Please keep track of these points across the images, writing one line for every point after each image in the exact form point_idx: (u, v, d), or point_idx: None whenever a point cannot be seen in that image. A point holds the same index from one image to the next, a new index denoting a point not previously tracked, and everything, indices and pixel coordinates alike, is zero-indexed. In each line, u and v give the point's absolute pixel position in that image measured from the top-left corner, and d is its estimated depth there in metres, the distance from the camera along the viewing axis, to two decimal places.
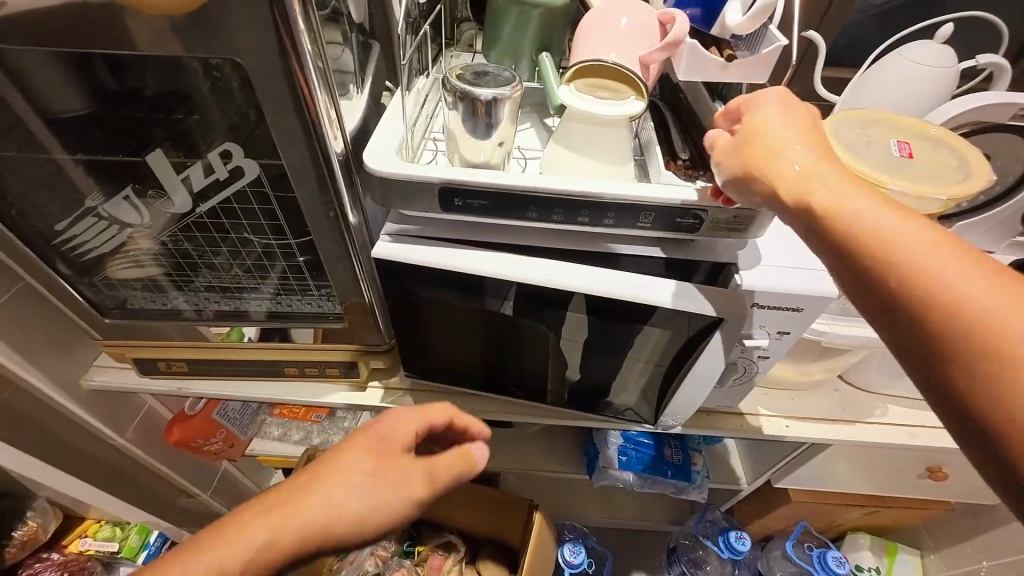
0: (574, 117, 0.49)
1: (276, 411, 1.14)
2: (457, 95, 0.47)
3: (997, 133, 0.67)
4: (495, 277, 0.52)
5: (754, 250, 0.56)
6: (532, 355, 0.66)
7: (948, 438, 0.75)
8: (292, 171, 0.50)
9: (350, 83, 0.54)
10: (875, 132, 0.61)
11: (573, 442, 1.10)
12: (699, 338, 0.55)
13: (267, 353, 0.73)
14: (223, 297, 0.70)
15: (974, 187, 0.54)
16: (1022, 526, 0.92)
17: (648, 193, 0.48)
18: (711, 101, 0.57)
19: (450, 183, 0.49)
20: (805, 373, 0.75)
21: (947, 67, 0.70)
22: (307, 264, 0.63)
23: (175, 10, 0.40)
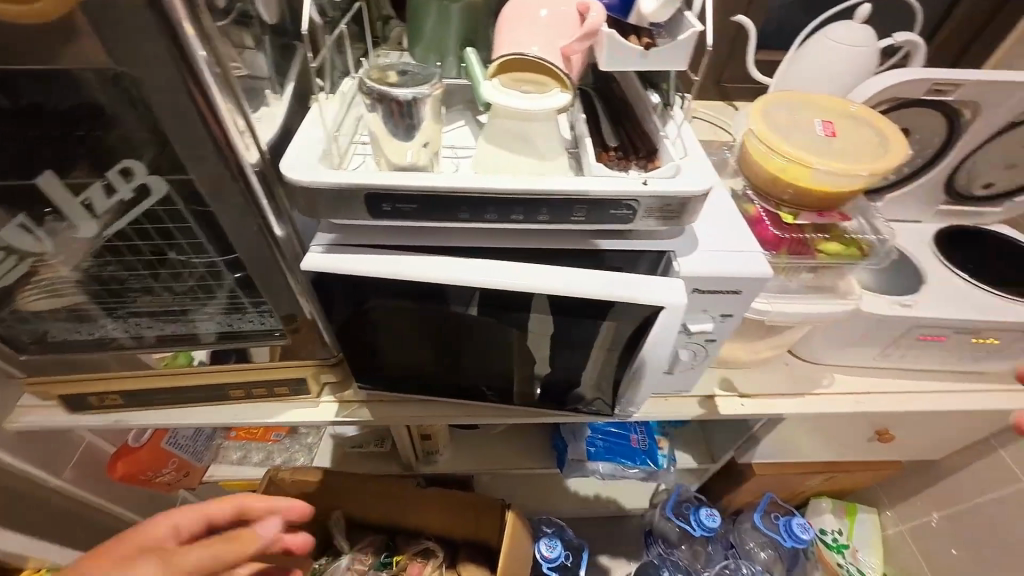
0: (500, 114, 0.48)
1: (232, 434, 1.11)
2: (375, 97, 0.46)
3: (914, 108, 0.69)
4: (432, 280, 0.51)
5: (691, 236, 0.56)
6: (485, 356, 0.65)
7: (892, 402, 0.79)
8: (203, 187, 0.47)
9: (267, 90, 0.51)
10: (801, 113, 0.64)
11: (542, 437, 1.09)
12: (644, 326, 0.54)
13: (210, 377, 0.69)
14: (156, 321, 0.65)
15: (894, 161, 0.56)
16: (963, 476, 0.98)
17: (579, 186, 0.47)
18: (641, 88, 0.58)
19: (375, 188, 0.47)
20: (755, 351, 0.76)
21: (867, 46, 0.73)
22: (240, 282, 0.59)
23: (41, 17, 0.36)
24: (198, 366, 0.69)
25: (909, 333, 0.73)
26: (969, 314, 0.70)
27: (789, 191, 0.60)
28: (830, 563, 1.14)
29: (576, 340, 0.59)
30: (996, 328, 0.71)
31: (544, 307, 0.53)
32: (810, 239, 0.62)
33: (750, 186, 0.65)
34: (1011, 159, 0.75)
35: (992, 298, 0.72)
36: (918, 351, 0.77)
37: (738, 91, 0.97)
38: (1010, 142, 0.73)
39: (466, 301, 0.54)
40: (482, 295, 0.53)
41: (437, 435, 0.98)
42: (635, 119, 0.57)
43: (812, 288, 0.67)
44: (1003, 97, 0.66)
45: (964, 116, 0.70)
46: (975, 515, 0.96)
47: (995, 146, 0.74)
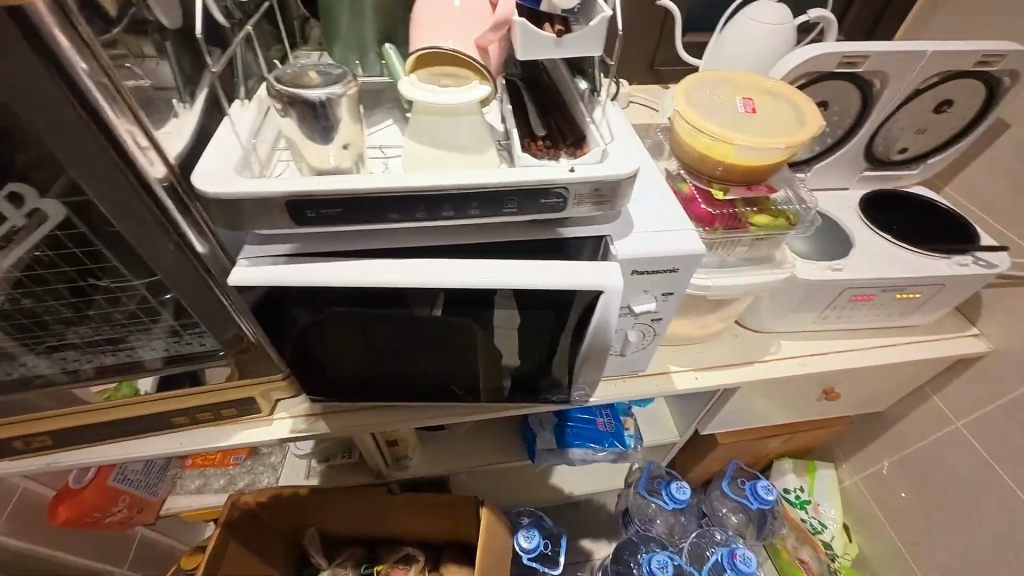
0: (422, 111, 0.48)
1: (189, 462, 1.05)
2: (286, 101, 0.45)
3: (829, 81, 0.72)
4: (367, 284, 0.50)
5: (626, 219, 0.57)
6: (436, 356, 0.64)
7: (834, 361, 0.83)
8: (104, 204, 0.44)
9: (173, 100, 0.48)
10: (722, 92, 0.65)
11: (512, 431, 1.10)
12: (588, 313, 0.55)
13: (151, 406, 0.66)
14: (79, 354, 0.62)
15: (809, 133, 0.59)
16: (906, 424, 1.05)
17: (505, 179, 0.47)
18: (569, 76, 0.58)
19: (296, 195, 0.45)
20: (704, 325, 0.79)
21: (784, 23, 0.75)
22: (168, 304, 0.56)
23: None
24: (149, 395, 0.66)
25: (843, 294, 0.76)
26: (893, 272, 0.75)
27: (717, 168, 0.62)
28: (795, 520, 1.23)
29: (521, 330, 0.59)
30: (919, 283, 0.76)
31: (511, 302, 0.54)
32: (742, 212, 0.64)
33: (682, 166, 0.67)
34: (921, 124, 0.80)
35: (913, 256, 0.77)
36: (853, 311, 0.81)
37: (671, 74, 0.99)
38: (919, 108, 0.78)
39: (429, 303, 0.53)
40: (444, 296, 0.52)
41: (404, 440, 0.96)
42: (564, 106, 0.57)
43: (749, 260, 0.70)
44: (907, 66, 0.70)
45: (874, 86, 0.74)
46: (918, 459, 1.03)
47: (906, 113, 0.78)
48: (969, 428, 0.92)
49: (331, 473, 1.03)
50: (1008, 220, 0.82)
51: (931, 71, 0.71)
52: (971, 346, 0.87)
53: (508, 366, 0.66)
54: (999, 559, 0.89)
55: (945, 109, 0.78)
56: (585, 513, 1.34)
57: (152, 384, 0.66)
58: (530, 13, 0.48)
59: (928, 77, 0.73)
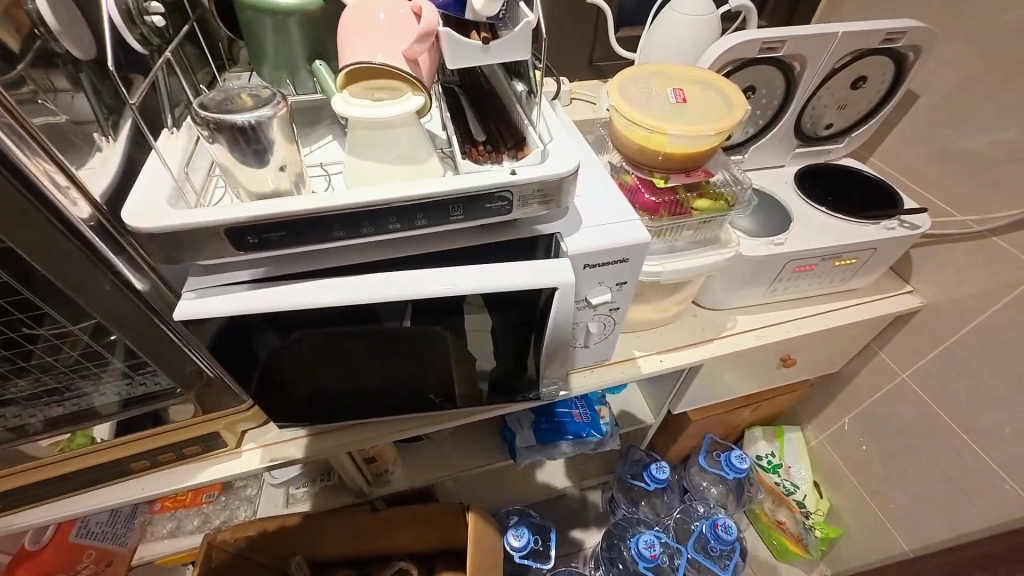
0: (356, 125, 0.47)
1: (157, 507, 1.01)
2: (212, 126, 0.44)
3: (754, 66, 0.76)
4: (323, 305, 0.49)
5: (574, 215, 0.58)
6: (402, 369, 0.64)
7: (786, 330, 0.87)
8: (25, 250, 0.42)
9: (94, 132, 0.46)
10: (654, 84, 0.68)
11: (491, 433, 1.11)
12: (546, 310, 0.56)
13: (103, 455, 0.64)
14: (21, 409, 0.58)
15: (735, 117, 0.62)
16: (859, 381, 1.12)
17: (448, 188, 0.47)
18: (506, 80, 0.59)
19: (235, 222, 0.45)
20: (663, 309, 0.82)
21: (708, 14, 0.78)
22: (110, 346, 0.54)
23: None
24: (101, 444, 0.63)
25: (787, 267, 0.81)
26: (829, 241, 0.79)
27: (657, 158, 0.64)
28: (770, 484, 1.29)
29: (497, 333, 0.60)
30: (853, 249, 0.81)
31: (478, 306, 0.54)
32: (684, 199, 0.67)
33: (624, 158, 0.69)
34: (842, 100, 0.85)
35: (846, 224, 0.82)
36: (798, 281, 0.86)
37: (610, 69, 1.02)
38: (838, 86, 0.83)
39: (400, 313, 0.53)
40: (416, 307, 0.52)
41: (382, 455, 0.95)
42: (503, 110, 0.58)
43: (696, 243, 0.73)
44: (822, 48, 0.75)
45: (795, 69, 0.78)
46: (873, 413, 1.10)
47: (826, 91, 0.83)
48: (913, 379, 0.99)
49: (310, 499, 1.01)
50: (927, 183, 0.89)
51: (844, 51, 0.76)
52: (906, 303, 0.93)
53: (483, 369, 0.66)
54: (951, 496, 0.96)
55: (861, 86, 0.84)
56: (573, 504, 1.36)
57: (107, 433, 0.63)
58: (457, 21, 0.49)
59: (842, 57, 0.77)
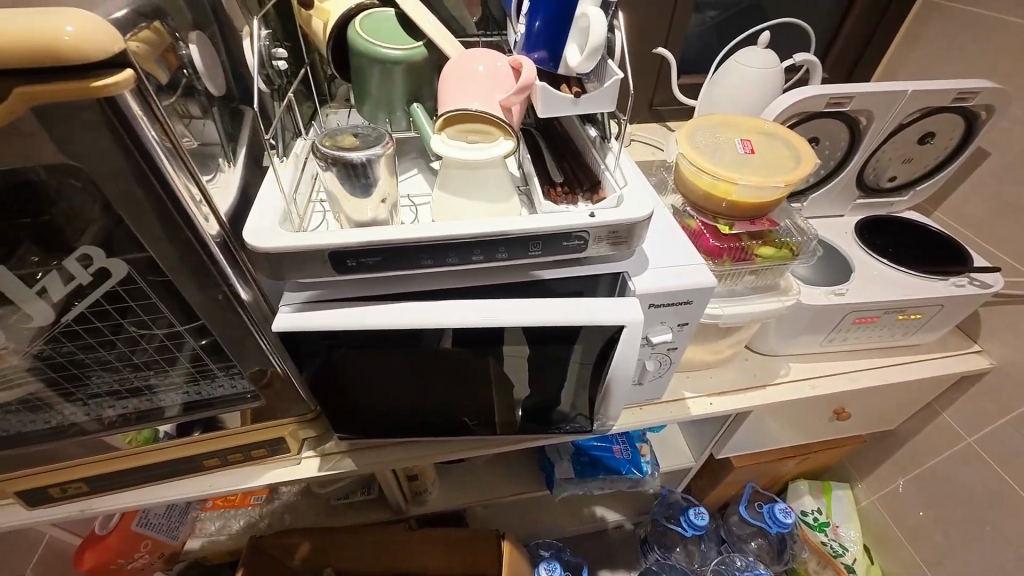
0: (450, 164, 0.52)
1: (208, 504, 1.07)
2: (329, 160, 0.49)
3: (819, 119, 0.78)
4: (403, 327, 0.53)
5: (641, 256, 0.61)
6: (457, 391, 0.67)
7: (842, 382, 0.85)
8: (161, 259, 0.47)
9: (219, 157, 0.52)
10: (722, 134, 0.71)
11: (528, 461, 1.12)
12: (610, 347, 0.58)
13: (176, 451, 0.68)
14: (118, 400, 0.63)
15: (803, 170, 0.64)
16: (919, 440, 1.06)
17: (532, 226, 0.51)
18: (579, 124, 0.63)
19: (339, 247, 0.49)
20: (716, 351, 0.81)
21: (773, 68, 0.81)
22: (206, 348, 0.59)
23: None
24: (164, 442, 0.67)
25: (847, 317, 0.80)
26: (892, 294, 0.78)
27: (722, 204, 0.66)
28: (815, 543, 1.21)
29: (532, 362, 0.62)
30: (918, 305, 0.80)
31: (518, 338, 0.56)
32: (748, 245, 0.68)
33: (687, 202, 0.71)
34: (907, 155, 0.86)
35: (911, 278, 0.81)
36: (856, 332, 0.84)
37: (670, 113, 1.06)
38: (903, 141, 0.83)
39: (442, 337, 0.55)
40: (456, 332, 0.54)
41: (424, 474, 0.97)
42: (578, 154, 0.62)
43: (754, 288, 0.74)
44: (889, 105, 0.76)
45: (861, 123, 0.79)
46: (933, 476, 1.04)
47: (891, 146, 0.84)
48: (980, 444, 0.94)
49: (350, 511, 1.03)
50: (998, 241, 0.87)
51: (913, 107, 0.77)
52: (973, 362, 0.90)
53: (518, 397, 0.68)
54: None
55: (928, 141, 0.84)
56: (602, 544, 1.33)
57: (171, 427, 0.66)
58: (549, 75, 0.54)
59: (910, 113, 0.78)
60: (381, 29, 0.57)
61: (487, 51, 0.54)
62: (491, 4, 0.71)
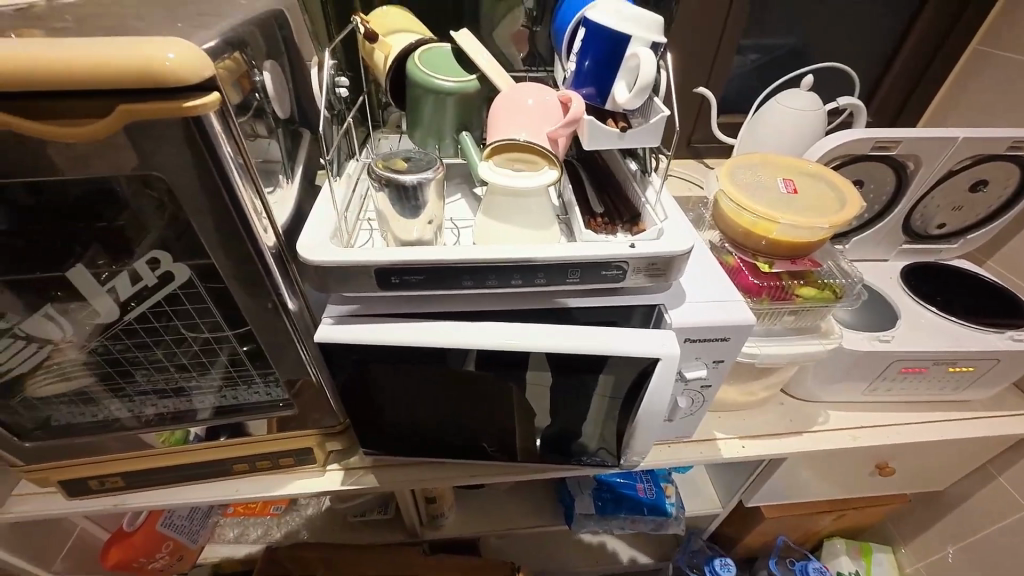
0: (496, 191, 0.54)
1: (229, 510, 1.08)
2: (384, 181, 0.52)
3: (863, 163, 0.77)
4: (439, 346, 0.54)
5: (678, 290, 0.60)
6: (482, 414, 0.66)
7: (886, 435, 0.81)
8: (221, 266, 0.50)
9: (279, 174, 0.56)
10: (764, 173, 0.71)
11: (547, 493, 1.09)
12: (643, 379, 0.57)
13: (208, 453, 0.70)
14: (160, 399, 0.66)
15: (849, 213, 0.63)
16: (972, 505, 0.98)
17: (572, 254, 0.51)
18: (620, 158, 0.65)
19: (386, 264, 0.51)
20: (750, 393, 0.79)
21: (816, 110, 0.81)
22: (249, 353, 0.61)
23: (78, 136, 0.40)
24: (195, 444, 0.69)
25: (892, 366, 0.76)
26: (941, 345, 0.75)
27: (762, 242, 0.66)
28: None
29: (554, 389, 0.61)
30: (970, 358, 0.76)
31: (542, 363, 0.56)
32: (789, 285, 0.67)
33: (725, 238, 0.71)
34: (957, 202, 0.83)
35: (962, 329, 0.77)
36: (901, 383, 0.80)
37: (708, 150, 1.07)
38: (953, 187, 0.81)
39: (465, 358, 0.56)
40: (479, 354, 0.55)
41: (442, 497, 0.95)
42: (618, 186, 0.63)
43: (794, 329, 0.72)
44: (940, 151, 0.75)
45: (908, 168, 0.78)
46: (989, 548, 0.96)
47: (940, 192, 0.82)
48: None
49: (366, 529, 1.03)
50: None
51: (964, 154, 0.75)
52: None
53: (538, 425, 0.67)
54: None
55: (980, 189, 0.82)
56: None
57: (201, 430, 0.68)
58: (596, 110, 0.56)
59: (961, 160, 0.77)
60: (439, 62, 0.61)
61: (537, 86, 0.56)
62: (538, 40, 0.73)
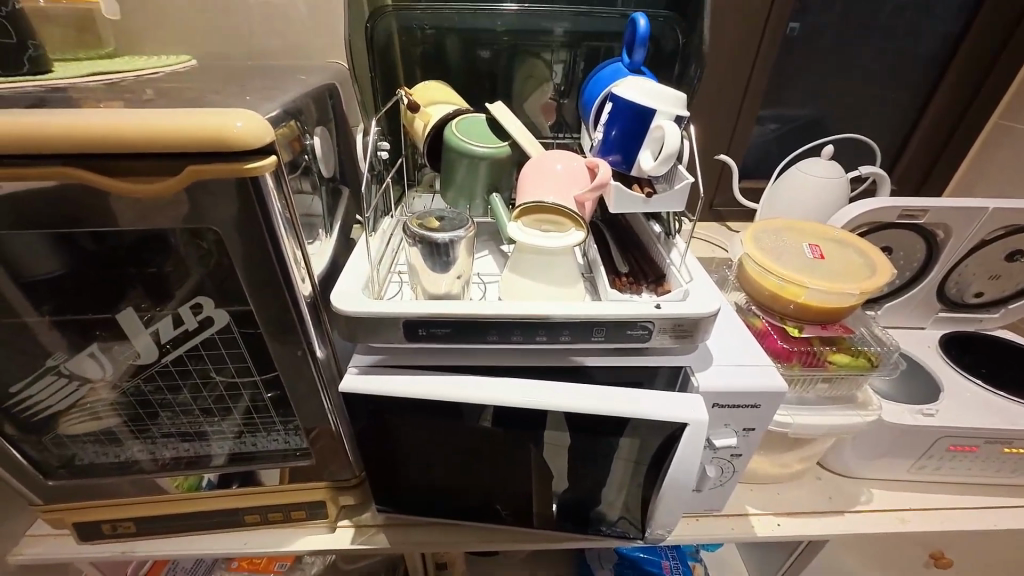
0: (524, 249, 0.55)
1: (233, 564, 1.01)
2: (417, 238, 0.54)
3: (890, 230, 0.77)
4: (463, 401, 0.54)
5: (704, 352, 0.60)
6: (500, 473, 0.64)
7: (939, 520, 0.74)
8: (258, 313, 0.52)
9: (319, 228, 0.59)
10: (789, 238, 0.71)
11: (564, 565, 1.02)
12: (670, 445, 0.55)
13: (220, 502, 0.69)
14: (181, 442, 0.67)
15: (879, 280, 0.62)
16: None
17: (597, 313, 0.52)
18: (644, 221, 0.67)
19: (414, 317, 0.52)
20: (784, 465, 0.75)
21: (838, 178, 0.83)
22: (273, 399, 0.62)
23: (148, 191, 0.44)
24: (207, 491, 0.68)
25: (938, 443, 0.72)
26: (991, 421, 0.70)
27: (789, 306, 0.65)
28: None
29: (573, 451, 0.59)
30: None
31: (560, 423, 0.55)
32: (820, 351, 0.65)
33: (751, 300, 0.70)
34: (992, 271, 0.81)
35: (1012, 405, 0.73)
36: (951, 461, 0.75)
37: (730, 213, 1.09)
38: (988, 256, 0.80)
39: (482, 414, 0.55)
40: (496, 411, 0.54)
41: (453, 563, 0.90)
42: (642, 247, 0.65)
43: (828, 397, 0.69)
44: (970, 221, 0.74)
45: (937, 236, 0.77)
46: None
47: (973, 261, 0.80)
48: None
49: None
50: None
51: (995, 224, 0.75)
52: None
53: (555, 489, 0.65)
54: None
55: (1017, 259, 0.80)
56: None
57: (214, 477, 0.67)
58: (622, 175, 0.59)
59: (992, 230, 0.76)
60: (474, 129, 0.65)
61: (565, 152, 0.59)
62: (565, 111, 0.79)
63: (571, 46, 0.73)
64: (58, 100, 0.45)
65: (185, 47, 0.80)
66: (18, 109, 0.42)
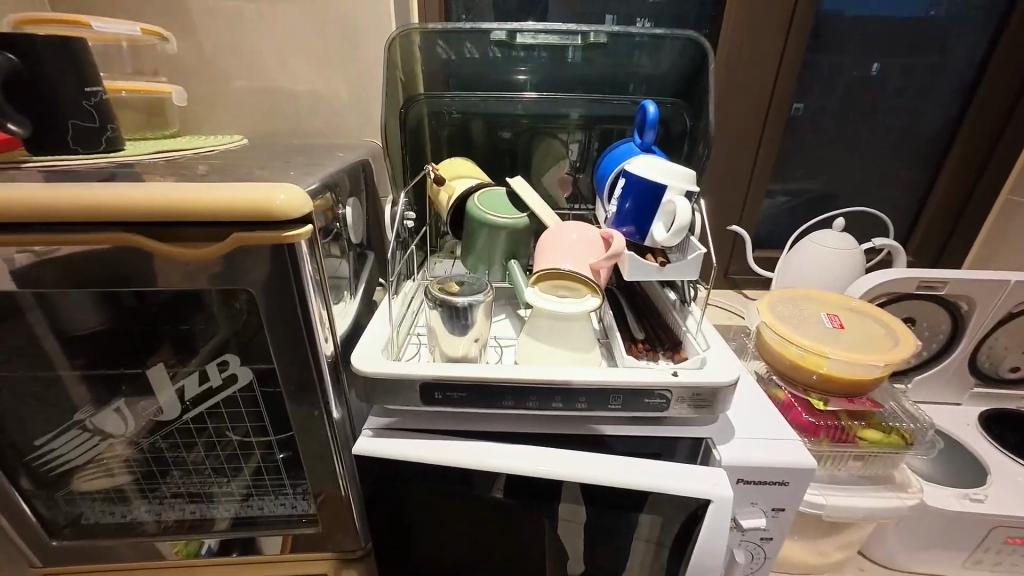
0: (541, 313, 0.57)
1: None
2: (438, 302, 0.56)
3: (910, 301, 0.76)
4: (477, 468, 0.52)
5: (726, 424, 0.58)
6: (513, 550, 0.61)
7: None
8: (280, 371, 0.53)
9: (345, 290, 0.62)
10: (807, 307, 0.71)
11: None
12: (694, 524, 0.51)
13: (220, 569, 0.66)
14: (188, 503, 0.65)
15: (904, 351, 0.61)
16: None
17: (613, 379, 0.52)
18: (659, 288, 0.68)
19: (431, 379, 0.53)
20: (822, 552, 0.68)
21: (852, 249, 0.84)
22: (285, 460, 0.61)
23: (193, 254, 0.48)
24: (205, 558, 0.65)
25: (992, 532, 0.66)
26: None
27: (812, 377, 0.63)
28: None
29: (592, 528, 0.56)
30: None
31: (576, 495, 0.53)
32: (848, 426, 0.61)
33: (772, 370, 0.69)
34: None
35: None
36: (1010, 555, 0.67)
37: (745, 281, 1.09)
38: (1018, 330, 0.78)
39: (494, 483, 0.54)
40: (509, 480, 0.53)
41: None
42: (657, 314, 0.66)
43: (863, 477, 0.65)
44: (992, 293, 0.73)
45: (961, 308, 0.76)
46: None
47: (1003, 334, 0.78)
48: None
49: None
50: None
51: (1021, 296, 0.73)
52: None
53: (571, 572, 0.60)
54: None
55: None
56: None
57: (215, 543, 0.64)
58: (636, 246, 0.61)
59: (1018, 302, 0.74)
60: (494, 201, 0.69)
61: (580, 223, 0.62)
62: (581, 184, 0.84)
63: (587, 128, 0.80)
64: (126, 174, 0.51)
65: (239, 128, 0.90)
66: (92, 181, 0.47)
